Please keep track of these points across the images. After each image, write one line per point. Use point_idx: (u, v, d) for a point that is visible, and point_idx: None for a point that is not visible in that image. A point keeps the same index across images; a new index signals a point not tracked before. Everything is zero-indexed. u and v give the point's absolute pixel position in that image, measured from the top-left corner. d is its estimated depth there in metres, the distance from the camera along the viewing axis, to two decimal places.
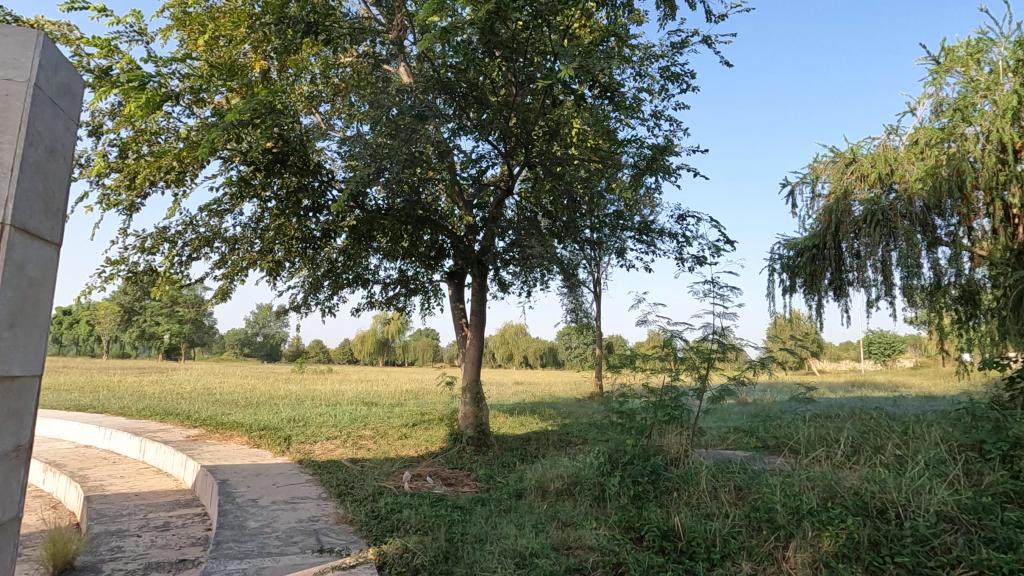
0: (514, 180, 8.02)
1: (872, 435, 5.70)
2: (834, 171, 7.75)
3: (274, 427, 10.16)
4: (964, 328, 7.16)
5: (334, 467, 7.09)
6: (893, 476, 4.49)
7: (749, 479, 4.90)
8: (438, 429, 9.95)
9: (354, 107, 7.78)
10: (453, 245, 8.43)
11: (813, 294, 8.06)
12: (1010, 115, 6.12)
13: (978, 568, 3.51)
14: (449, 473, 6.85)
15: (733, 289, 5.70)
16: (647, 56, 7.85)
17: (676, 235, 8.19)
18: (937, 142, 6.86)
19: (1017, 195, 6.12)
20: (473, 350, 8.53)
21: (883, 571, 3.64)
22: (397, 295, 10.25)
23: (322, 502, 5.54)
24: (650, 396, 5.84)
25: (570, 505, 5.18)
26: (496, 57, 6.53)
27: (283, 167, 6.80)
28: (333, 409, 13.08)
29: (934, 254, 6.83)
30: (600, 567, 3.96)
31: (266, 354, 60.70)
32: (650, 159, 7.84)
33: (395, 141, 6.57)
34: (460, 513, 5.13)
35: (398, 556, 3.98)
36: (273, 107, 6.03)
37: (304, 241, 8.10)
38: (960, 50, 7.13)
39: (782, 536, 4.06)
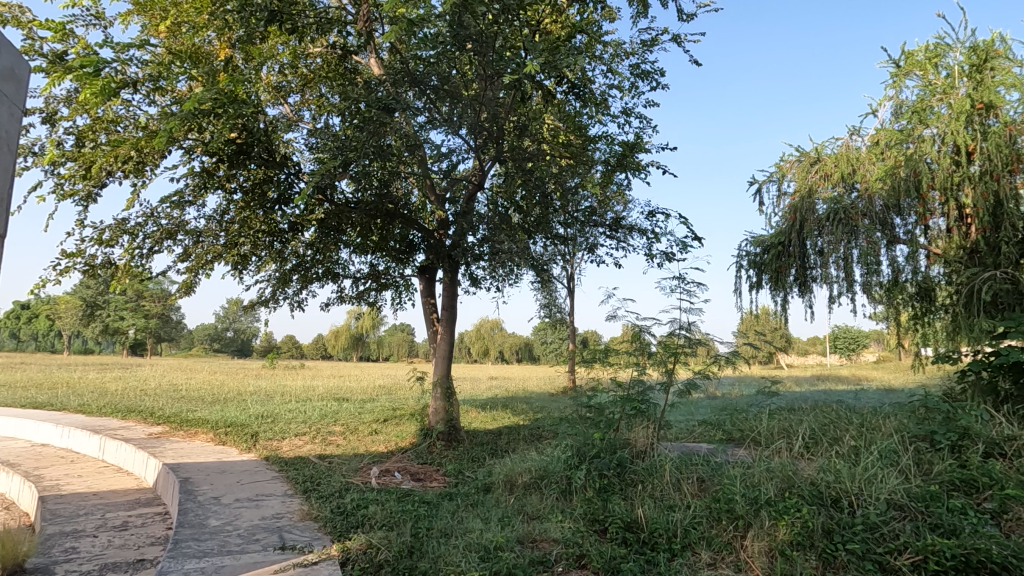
0: (485, 174, 8.01)
1: (831, 427, 5.87)
2: (800, 170, 7.93)
3: (241, 423, 9.98)
4: (921, 323, 7.40)
5: (301, 464, 7.01)
6: (847, 467, 4.64)
7: (711, 471, 5.02)
8: (410, 424, 9.92)
9: (324, 99, 7.65)
10: (424, 239, 8.46)
11: (778, 291, 8.25)
12: (964, 118, 6.34)
13: (924, 553, 3.59)
14: (418, 469, 6.82)
15: (699, 285, 5.80)
16: (618, 52, 7.92)
17: (646, 232, 8.30)
18: (897, 143, 7.00)
19: (969, 195, 6.31)
20: (444, 345, 8.50)
21: (836, 558, 3.76)
22: (368, 290, 10.16)
23: (287, 499, 5.46)
24: (618, 390, 5.91)
25: (536, 499, 5.23)
26: (466, 50, 6.49)
27: (247, 158, 6.64)
28: (303, 405, 12.88)
29: (893, 252, 7.05)
30: (564, 560, 4.01)
31: (236, 349, 59.53)
32: (620, 155, 7.94)
33: (363, 133, 6.50)
34: (426, 508, 5.13)
35: (362, 552, 3.96)
36: (235, 97, 5.88)
37: (271, 235, 7.94)
38: (919, 54, 7.35)
39: (740, 525, 4.16)
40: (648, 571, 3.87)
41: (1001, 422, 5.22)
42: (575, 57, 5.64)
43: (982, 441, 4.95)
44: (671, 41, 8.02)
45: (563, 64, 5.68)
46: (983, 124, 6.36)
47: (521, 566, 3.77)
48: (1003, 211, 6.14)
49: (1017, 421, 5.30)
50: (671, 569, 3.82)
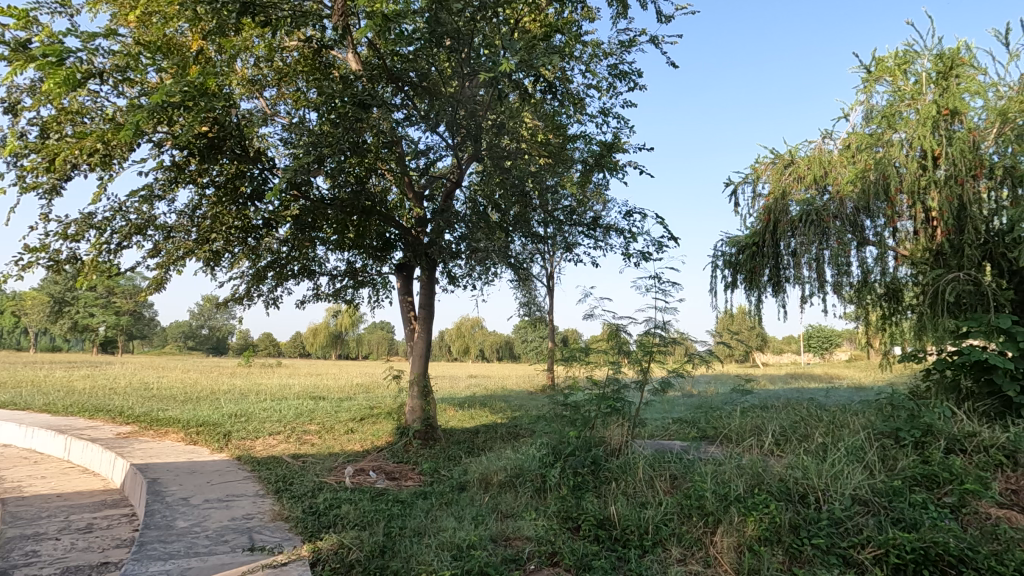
0: (463, 172, 7.99)
1: (801, 425, 5.97)
2: (774, 172, 8.04)
3: (214, 422, 9.80)
4: (890, 323, 7.58)
5: (274, 463, 6.91)
6: (814, 463, 4.73)
7: (684, 468, 5.07)
8: (386, 423, 9.85)
9: (301, 93, 7.54)
10: (400, 237, 8.42)
11: (752, 291, 8.38)
12: (931, 123, 6.48)
13: (885, 547, 3.69)
14: (393, 468, 6.77)
15: (674, 284, 5.84)
16: (596, 52, 7.96)
17: (623, 231, 8.37)
18: (867, 146, 7.14)
19: (935, 199, 6.45)
20: (421, 343, 8.46)
21: (802, 553, 3.84)
22: (345, 287, 10.06)
23: (258, 500, 5.37)
24: (593, 388, 5.95)
25: (510, 497, 5.25)
26: (444, 47, 6.45)
27: (220, 153, 6.48)
28: (278, 404, 12.69)
29: (863, 253, 7.23)
30: (536, 557, 4.02)
31: (211, 347, 58.44)
32: (599, 155, 7.99)
33: (339, 129, 6.42)
34: (400, 507, 5.11)
35: (333, 552, 3.94)
36: (205, 90, 5.75)
37: (245, 231, 7.81)
38: (888, 61, 7.52)
39: (711, 522, 4.23)
40: (619, 568, 3.91)
41: (962, 419, 5.37)
42: (551, 56, 5.64)
43: (944, 437, 5.11)
44: (649, 43, 8.09)
45: (539, 63, 5.69)
46: (949, 129, 6.51)
47: (493, 564, 3.79)
48: (966, 214, 6.30)
49: (976, 419, 5.48)
50: (642, 565, 3.87)
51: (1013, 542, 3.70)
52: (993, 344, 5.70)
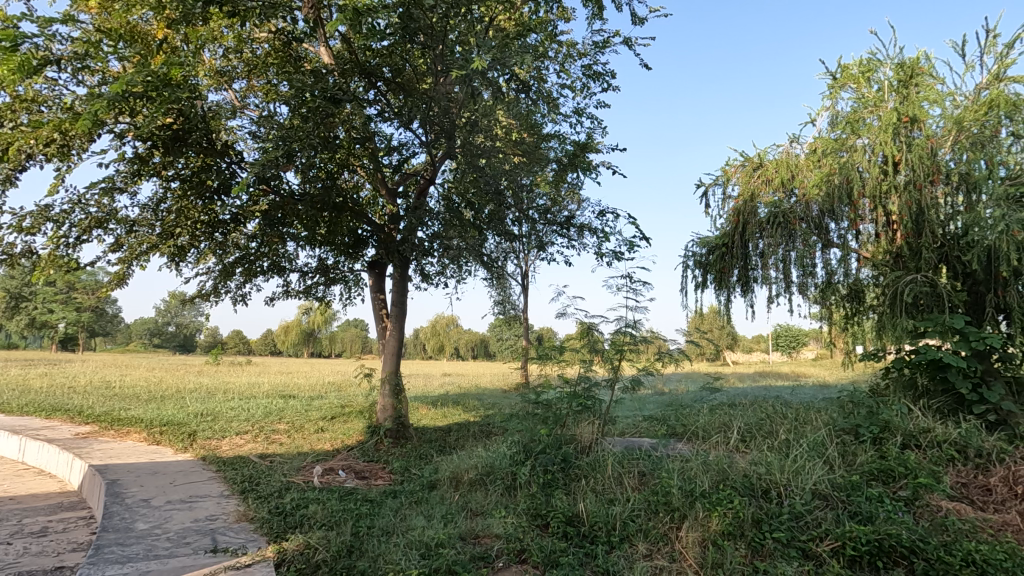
0: (437, 169, 7.95)
1: (766, 422, 6.10)
2: (743, 174, 8.18)
3: (178, 422, 9.57)
4: (852, 322, 7.81)
5: (240, 463, 6.78)
6: (777, 459, 4.85)
7: (652, 465, 5.14)
8: (358, 421, 9.75)
9: (271, 86, 7.39)
10: (373, 234, 8.32)
11: (721, 290, 8.53)
12: (892, 130, 6.70)
13: (842, 539, 3.82)
14: (362, 467, 6.70)
15: (645, 283, 5.92)
16: (570, 52, 8.01)
17: (596, 231, 8.43)
18: (832, 151, 7.29)
19: (895, 203, 6.66)
20: (392, 341, 8.39)
21: (764, 547, 3.93)
22: (316, 284, 9.91)
23: (222, 501, 5.26)
24: (565, 386, 5.98)
25: (481, 495, 5.26)
26: (417, 43, 6.40)
27: (185, 145, 6.30)
28: (246, 403, 12.44)
29: (827, 254, 7.42)
30: (504, 555, 4.05)
31: (178, 344, 56.91)
32: (572, 154, 8.05)
33: (309, 124, 6.32)
34: (369, 506, 5.07)
35: (299, 552, 3.88)
36: (169, 80, 5.58)
37: (211, 226, 7.61)
38: (853, 68, 7.73)
39: (676, 517, 4.31)
40: (586, 564, 3.95)
41: (918, 415, 5.56)
42: (524, 54, 5.64)
43: (900, 433, 5.30)
44: (623, 44, 8.16)
45: (512, 62, 5.69)
46: (909, 136, 6.73)
47: (461, 562, 3.79)
48: (924, 219, 6.52)
49: (930, 415, 5.69)
50: (609, 561, 3.92)
51: (960, 533, 3.86)
52: (947, 343, 5.93)
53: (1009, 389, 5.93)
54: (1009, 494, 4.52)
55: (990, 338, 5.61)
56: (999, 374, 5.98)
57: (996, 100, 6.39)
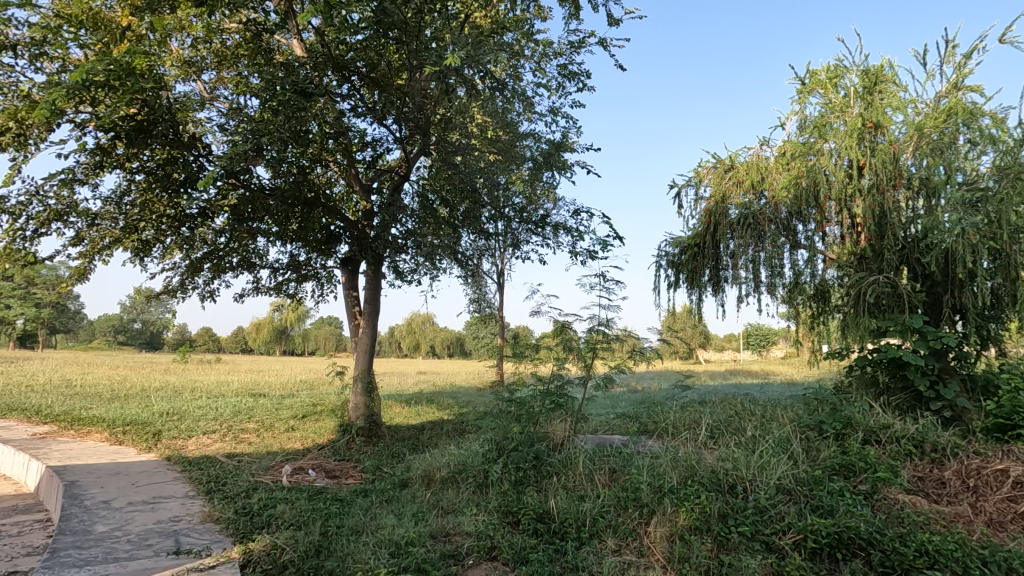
0: (411, 165, 7.90)
1: (734, 419, 6.22)
2: (715, 176, 8.31)
3: (143, 421, 9.31)
4: (818, 322, 8.01)
5: (206, 463, 6.64)
6: (744, 455, 4.96)
7: (623, 462, 5.19)
8: (329, 420, 9.63)
9: (241, 77, 7.23)
10: (346, 230, 8.22)
11: (693, 290, 8.66)
12: (856, 135, 6.89)
13: (804, 533, 3.92)
14: (333, 466, 6.64)
15: (618, 282, 5.97)
16: (546, 51, 8.03)
17: (570, 230, 8.49)
18: (800, 155, 7.46)
19: (860, 206, 6.85)
20: (365, 339, 8.30)
21: (729, 541, 4.01)
22: (287, 281, 9.76)
23: (187, 501, 5.15)
24: (538, 384, 5.99)
25: (452, 493, 5.26)
26: (391, 37, 6.33)
27: (149, 137, 6.12)
28: (214, 401, 12.19)
29: (795, 255, 7.61)
30: (474, 552, 4.06)
31: (144, 342, 55.37)
32: (548, 153, 8.00)
33: (279, 117, 6.20)
34: (339, 505, 5.02)
35: (266, 553, 3.82)
36: (133, 70, 5.41)
37: (177, 220, 7.41)
38: (821, 74, 7.92)
39: (645, 513, 4.37)
40: (556, 560, 3.99)
41: (879, 412, 5.74)
42: (497, 52, 5.61)
43: (862, 429, 5.46)
44: (598, 44, 8.22)
45: (486, 59, 5.67)
46: (873, 141, 6.93)
47: (431, 560, 3.77)
48: (886, 221, 6.73)
49: (890, 412, 5.88)
50: (578, 557, 3.96)
51: (915, 525, 4.00)
52: (907, 343, 6.13)
53: (964, 386, 6.17)
54: (962, 487, 4.69)
55: (946, 337, 5.83)
56: (955, 372, 6.20)
57: (954, 108, 6.62)
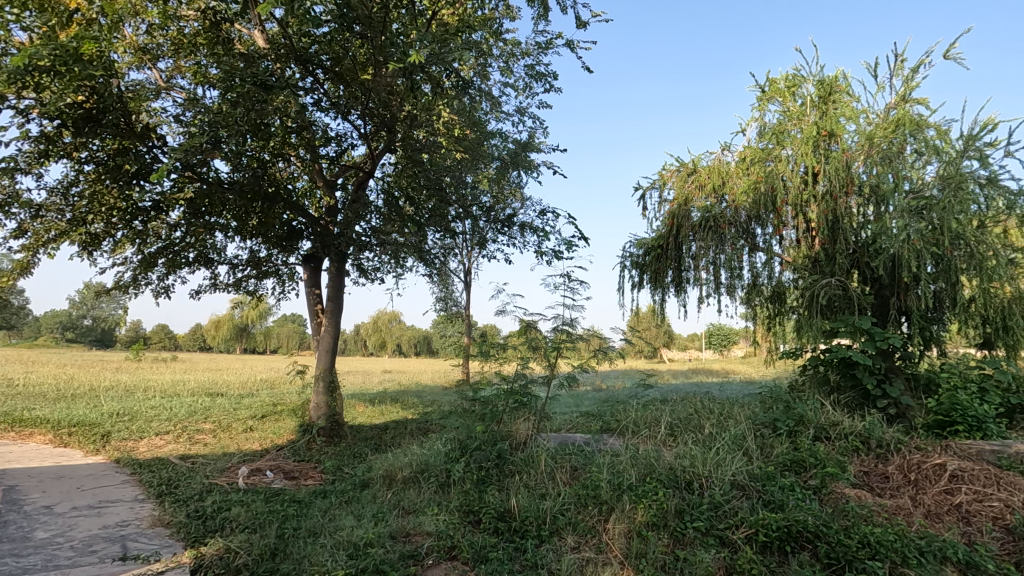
0: (376, 162, 7.80)
1: (693, 417, 6.37)
2: (678, 179, 8.48)
3: (90, 422, 8.92)
4: (775, 322, 8.27)
5: (158, 465, 6.41)
6: (700, 452, 5.08)
7: (584, 460, 5.26)
8: (290, 420, 9.45)
9: (199, 67, 7.01)
10: (308, 226, 8.05)
11: (656, 290, 8.82)
12: (812, 142, 7.13)
13: (755, 527, 4.05)
14: (292, 467, 6.51)
15: (582, 282, 6.02)
16: (514, 51, 8.05)
17: (536, 229, 8.54)
18: (759, 160, 7.67)
19: (814, 211, 7.10)
20: (327, 337, 8.16)
21: (685, 536, 4.11)
22: (247, 277, 9.51)
23: (136, 505, 4.97)
24: (502, 383, 5.98)
25: (413, 493, 5.24)
26: (355, 32, 6.21)
27: (98, 127, 5.86)
28: (168, 401, 11.77)
29: (753, 258, 7.84)
30: (434, 552, 4.05)
31: (94, 339, 53.03)
32: (514, 152, 8.02)
33: (238, 109, 6.03)
34: (297, 507, 4.92)
35: (218, 557, 3.73)
36: (80, 55, 5.17)
37: (129, 213, 7.12)
38: (780, 82, 8.15)
39: (604, 510, 4.45)
40: (516, 558, 4.03)
41: (829, 409, 5.96)
42: (462, 51, 5.57)
43: (813, 426, 5.67)
44: (566, 45, 8.27)
45: (450, 57, 5.61)
46: (827, 149, 7.19)
47: (390, 561, 3.75)
48: (839, 226, 6.98)
49: (839, 409, 6.12)
50: (538, 555, 4.01)
51: (858, 517, 4.18)
52: (856, 343, 6.40)
53: (908, 385, 6.46)
54: (903, 481, 4.92)
55: (892, 338, 6.10)
56: (900, 371, 6.49)
57: (903, 119, 6.92)
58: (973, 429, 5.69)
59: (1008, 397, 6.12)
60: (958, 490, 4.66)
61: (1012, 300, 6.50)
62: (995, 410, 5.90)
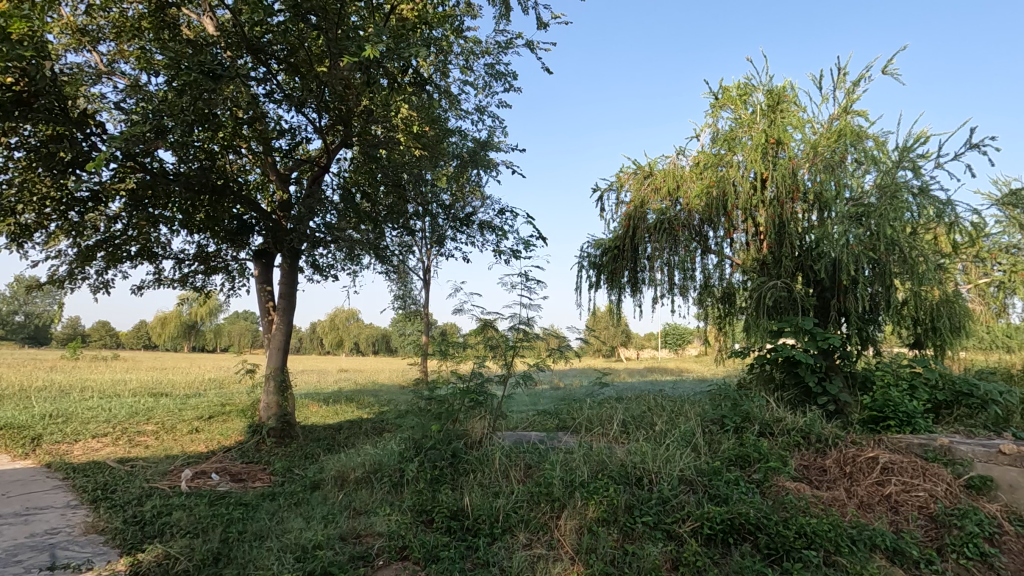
0: (332, 157, 7.66)
1: (646, 414, 6.53)
2: (635, 181, 8.64)
3: (19, 424, 8.39)
4: (724, 322, 8.55)
5: (94, 469, 6.11)
6: (651, 448, 5.21)
7: (538, 458, 5.31)
8: (239, 420, 9.15)
9: (143, 52, 6.70)
10: (260, 221, 7.82)
11: (613, 290, 8.97)
12: (761, 149, 7.41)
13: (701, 520, 4.19)
14: (239, 469, 6.32)
15: (539, 283, 6.05)
16: (474, 49, 8.03)
17: (495, 228, 8.55)
18: (712, 165, 7.91)
19: (762, 216, 7.40)
20: (279, 335, 7.94)
21: (633, 531, 4.21)
22: (195, 273, 9.17)
23: (68, 511, 4.73)
24: (459, 381, 5.96)
25: (366, 493, 5.18)
26: (311, 23, 6.07)
27: (29, 111, 5.52)
28: (107, 402, 11.20)
29: (706, 260, 8.09)
30: (385, 552, 4.02)
31: (27, 337, 49.90)
32: (473, 151, 8.02)
33: (184, 97, 5.78)
34: (243, 510, 4.77)
35: (156, 564, 3.60)
36: (9, 35, 4.85)
37: (64, 204, 6.74)
38: (732, 90, 8.41)
39: (556, 507, 4.51)
40: (467, 557, 4.04)
41: (773, 407, 6.21)
42: (419, 46, 5.51)
43: (758, 423, 5.90)
44: (526, 46, 8.32)
45: (406, 53, 5.54)
46: (775, 156, 7.48)
47: (339, 563, 3.70)
48: (785, 231, 7.28)
49: (783, 406, 6.40)
50: (490, 552, 4.03)
51: (796, 509, 4.38)
52: (799, 342, 6.69)
53: (846, 383, 6.78)
54: (839, 473, 5.17)
55: (832, 338, 6.41)
56: (839, 370, 6.82)
57: (844, 130, 7.26)
58: (903, 424, 6.03)
59: (935, 394, 6.52)
60: (888, 482, 4.93)
61: (941, 302, 6.92)
62: (923, 406, 6.27)
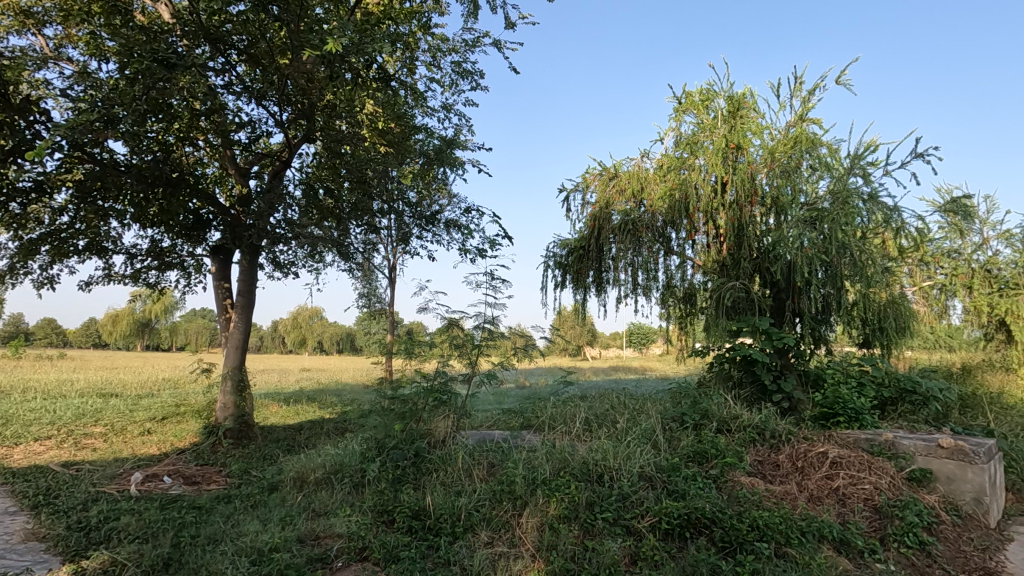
0: (295, 152, 7.49)
1: (609, 412, 6.62)
2: (600, 182, 8.75)
3: None
4: (685, 322, 8.75)
5: (35, 473, 5.82)
6: (612, 446, 5.29)
7: (501, 456, 5.32)
8: (194, 421, 8.86)
9: (93, 38, 6.41)
10: (218, 216, 7.60)
11: (578, 290, 9.07)
12: (721, 153, 7.59)
13: (659, 515, 4.28)
14: (193, 471, 6.12)
15: (504, 282, 6.06)
16: (441, 46, 7.97)
17: (461, 228, 8.52)
18: (675, 168, 8.07)
19: (722, 218, 7.59)
20: (236, 333, 7.71)
21: (593, 527, 4.26)
22: (148, 269, 8.84)
23: (6, 518, 4.50)
24: (423, 381, 5.92)
25: (326, 494, 5.10)
26: (272, 13, 5.91)
27: None
28: (50, 403, 10.66)
29: (668, 261, 8.26)
30: (344, 554, 3.97)
31: None
32: (439, 149, 7.99)
33: (135, 86, 5.55)
34: (196, 514, 4.63)
35: (101, 571, 3.46)
36: None
37: (4, 194, 6.40)
38: (695, 95, 8.60)
39: (518, 505, 4.53)
40: (427, 556, 4.03)
41: (731, 404, 6.39)
42: (384, 42, 5.44)
43: (715, 420, 6.06)
44: (493, 44, 8.31)
45: (371, 48, 5.45)
46: (735, 160, 7.67)
47: (296, 565, 3.63)
48: (743, 234, 7.48)
49: (740, 403, 6.59)
50: (451, 551, 4.03)
51: (750, 503, 4.52)
52: (756, 342, 6.91)
53: (800, 381, 7.03)
54: (792, 468, 5.35)
55: (787, 338, 6.63)
56: (793, 368, 7.06)
57: (800, 137, 7.51)
58: (851, 420, 6.30)
59: (882, 391, 6.80)
60: (836, 475, 5.14)
61: (888, 304, 7.24)
62: (870, 403, 6.56)
